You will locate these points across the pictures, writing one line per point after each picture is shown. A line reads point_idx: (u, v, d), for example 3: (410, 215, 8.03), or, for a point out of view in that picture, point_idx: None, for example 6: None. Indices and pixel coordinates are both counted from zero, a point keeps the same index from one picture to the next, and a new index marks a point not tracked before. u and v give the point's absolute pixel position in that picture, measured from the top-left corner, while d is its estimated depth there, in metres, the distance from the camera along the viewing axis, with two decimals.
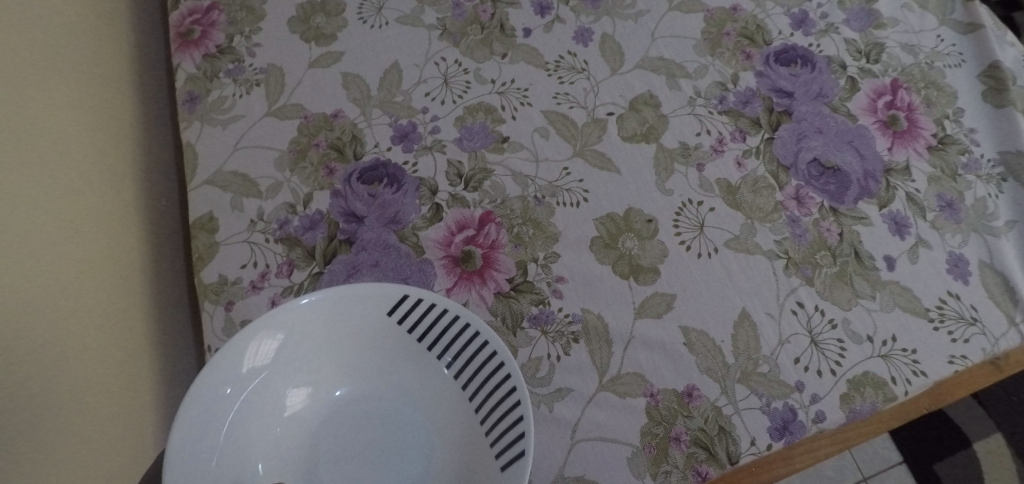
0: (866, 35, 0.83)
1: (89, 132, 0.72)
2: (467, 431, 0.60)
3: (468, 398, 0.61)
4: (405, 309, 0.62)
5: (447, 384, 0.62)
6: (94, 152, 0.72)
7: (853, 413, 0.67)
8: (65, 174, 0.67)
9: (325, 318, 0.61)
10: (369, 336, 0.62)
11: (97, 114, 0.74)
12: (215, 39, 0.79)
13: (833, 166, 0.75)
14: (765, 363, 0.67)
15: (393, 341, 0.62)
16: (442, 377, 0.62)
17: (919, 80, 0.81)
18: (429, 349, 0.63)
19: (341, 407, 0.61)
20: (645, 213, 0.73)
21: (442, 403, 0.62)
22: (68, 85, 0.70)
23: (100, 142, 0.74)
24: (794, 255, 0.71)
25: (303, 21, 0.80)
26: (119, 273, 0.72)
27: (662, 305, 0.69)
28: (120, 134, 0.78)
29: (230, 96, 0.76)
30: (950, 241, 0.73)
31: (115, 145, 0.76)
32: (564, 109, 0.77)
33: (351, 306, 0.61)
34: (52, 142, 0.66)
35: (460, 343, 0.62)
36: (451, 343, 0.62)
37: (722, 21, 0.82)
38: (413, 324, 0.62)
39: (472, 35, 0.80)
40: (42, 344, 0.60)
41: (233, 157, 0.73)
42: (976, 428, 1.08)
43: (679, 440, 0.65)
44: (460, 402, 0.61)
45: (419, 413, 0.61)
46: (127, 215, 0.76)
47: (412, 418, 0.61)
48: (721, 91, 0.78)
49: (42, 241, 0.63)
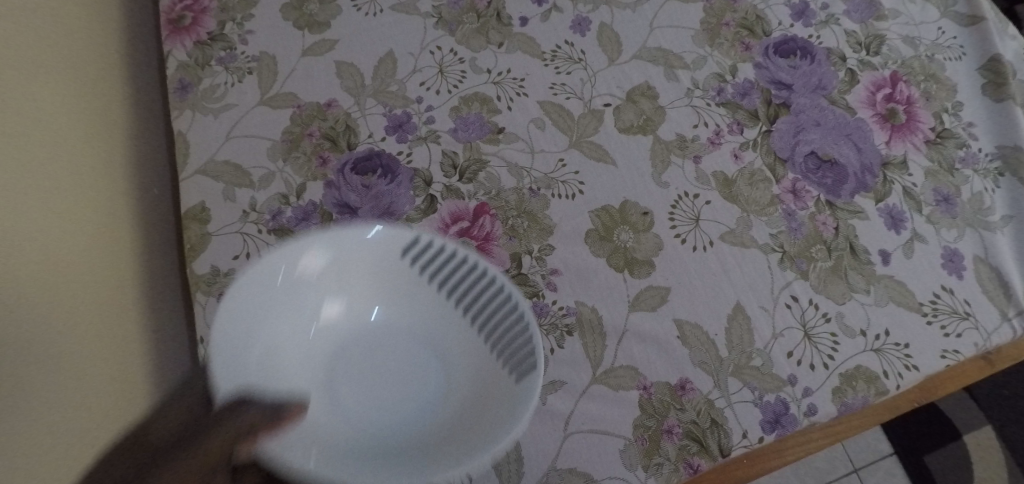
0: (866, 26, 0.82)
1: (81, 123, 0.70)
2: (483, 370, 0.56)
3: (481, 339, 0.58)
4: (417, 250, 0.58)
5: (458, 327, 0.58)
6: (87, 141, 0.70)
7: (845, 407, 0.67)
8: (61, 166, 0.66)
9: (336, 259, 0.56)
10: (378, 277, 0.58)
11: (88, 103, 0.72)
12: (206, 26, 0.78)
13: (830, 159, 0.75)
14: (757, 357, 0.68)
15: (403, 284, 0.59)
16: (453, 320, 0.58)
17: (918, 73, 0.80)
18: (439, 292, 0.59)
19: (349, 350, 0.57)
20: (640, 206, 0.72)
21: (454, 346, 0.58)
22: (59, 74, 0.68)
23: (93, 131, 0.72)
24: (789, 249, 0.71)
25: (297, 8, 0.79)
26: (119, 259, 0.70)
27: (656, 298, 0.69)
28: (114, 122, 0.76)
29: (222, 84, 0.75)
30: (946, 236, 0.73)
31: (109, 134, 0.74)
32: (561, 100, 0.76)
33: (369, 241, 0.57)
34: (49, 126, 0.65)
35: (472, 286, 0.58)
36: (461, 285, 0.59)
37: (721, 12, 0.81)
38: (424, 266, 0.59)
39: (468, 23, 0.79)
40: (46, 334, 0.59)
41: (225, 146, 0.73)
42: (966, 421, 1.09)
43: (671, 432, 0.65)
44: (482, 344, 0.57)
45: (430, 358, 0.57)
46: (126, 206, 0.74)
47: (435, 355, 0.58)
48: (719, 82, 0.78)
49: (44, 223, 0.61)
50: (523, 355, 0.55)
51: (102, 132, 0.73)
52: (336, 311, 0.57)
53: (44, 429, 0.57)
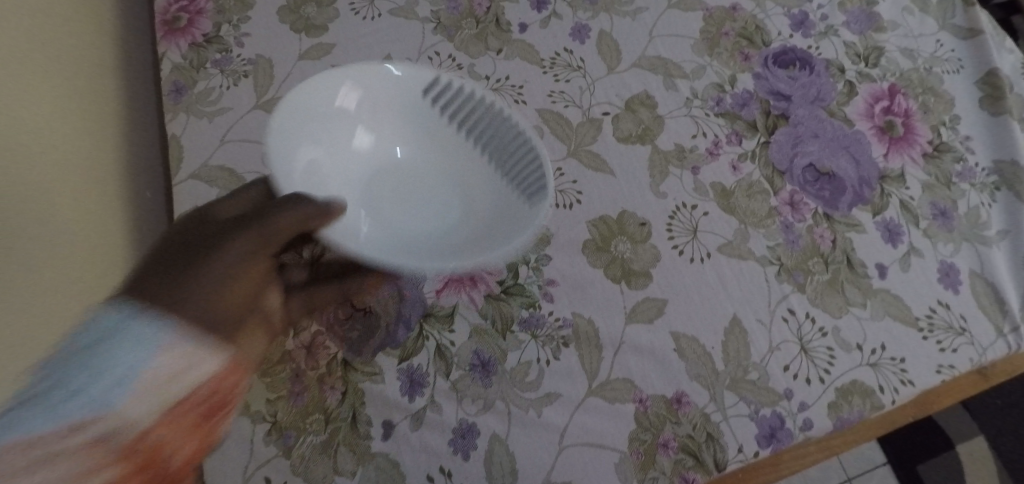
0: (865, 38, 0.82)
1: (71, 129, 0.68)
2: (494, 176, 0.68)
3: (489, 158, 0.69)
4: (437, 91, 0.68)
5: (468, 146, 0.69)
6: (77, 147, 0.68)
7: (841, 422, 0.67)
8: (51, 176, 0.64)
9: (370, 83, 0.67)
10: (405, 112, 0.69)
11: (79, 106, 0.70)
12: (202, 27, 0.77)
13: (828, 172, 0.75)
14: (754, 371, 0.67)
15: (425, 122, 0.69)
16: (464, 141, 0.69)
17: (916, 86, 0.80)
18: (455, 128, 0.69)
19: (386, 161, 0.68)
20: (638, 217, 0.72)
21: (467, 151, 0.69)
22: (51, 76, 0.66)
23: (84, 137, 0.70)
24: (787, 262, 0.71)
25: (294, 10, 0.78)
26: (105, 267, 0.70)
27: (653, 310, 0.69)
28: (106, 126, 0.74)
29: (217, 87, 0.74)
30: (942, 250, 0.73)
31: (99, 138, 0.72)
32: (559, 108, 0.75)
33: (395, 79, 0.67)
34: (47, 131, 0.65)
35: (478, 114, 0.68)
36: (470, 116, 0.69)
37: (721, 21, 0.81)
38: (442, 103, 0.68)
39: (466, 28, 0.78)
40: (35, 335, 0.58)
41: (220, 151, 0.72)
42: (959, 431, 1.09)
43: (667, 446, 0.65)
44: (491, 172, 0.68)
45: (450, 174, 0.69)
46: (113, 215, 0.72)
47: (455, 182, 0.69)
48: (718, 93, 0.77)
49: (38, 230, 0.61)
50: (534, 181, 0.65)
51: (92, 137, 0.71)
52: (367, 148, 0.67)
53: None
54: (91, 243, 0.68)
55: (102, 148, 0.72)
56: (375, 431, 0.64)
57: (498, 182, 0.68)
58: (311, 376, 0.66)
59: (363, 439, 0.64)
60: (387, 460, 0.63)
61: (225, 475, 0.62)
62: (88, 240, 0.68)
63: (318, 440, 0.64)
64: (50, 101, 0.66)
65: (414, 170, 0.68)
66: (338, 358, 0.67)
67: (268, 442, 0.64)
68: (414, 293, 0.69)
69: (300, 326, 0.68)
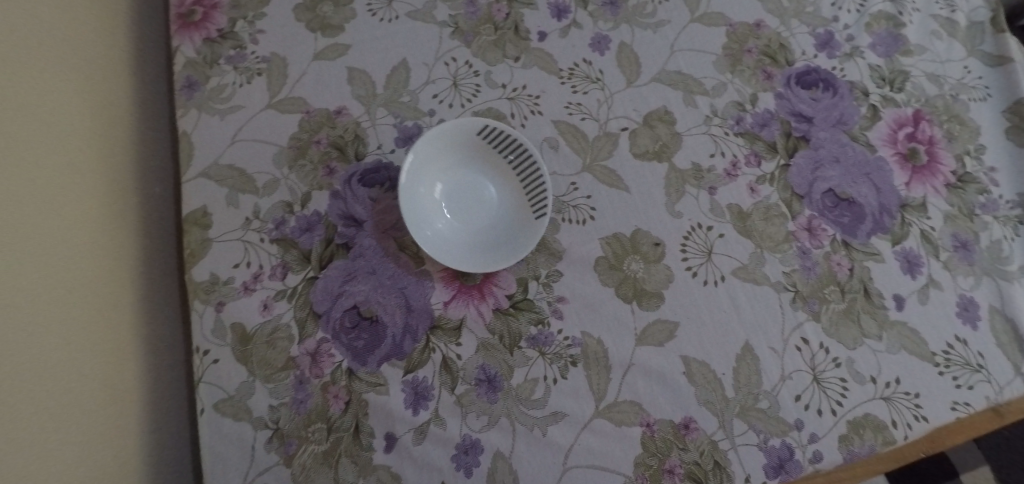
0: (891, 61, 0.80)
1: (71, 131, 0.68)
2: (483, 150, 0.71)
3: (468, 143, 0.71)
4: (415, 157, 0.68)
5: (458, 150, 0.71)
6: (77, 149, 0.68)
7: (851, 455, 0.65)
8: (50, 177, 0.64)
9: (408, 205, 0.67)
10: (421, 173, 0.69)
11: (82, 109, 0.70)
12: (217, 22, 0.75)
13: (848, 198, 0.73)
14: (764, 399, 0.66)
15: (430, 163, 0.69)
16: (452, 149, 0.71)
17: (942, 112, 0.78)
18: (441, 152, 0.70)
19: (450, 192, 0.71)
20: (652, 236, 0.70)
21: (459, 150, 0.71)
22: (49, 75, 0.66)
23: (86, 138, 0.69)
24: (802, 289, 0.69)
25: (309, 9, 0.76)
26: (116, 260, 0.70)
27: (664, 333, 0.67)
28: (117, 128, 0.74)
29: (230, 84, 0.73)
30: (962, 284, 0.72)
31: (106, 141, 0.72)
32: (576, 121, 0.74)
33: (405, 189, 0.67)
34: (55, 131, 0.65)
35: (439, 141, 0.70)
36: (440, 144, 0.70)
37: (744, 37, 0.79)
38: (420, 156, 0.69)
39: (485, 35, 0.76)
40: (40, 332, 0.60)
41: (231, 149, 0.70)
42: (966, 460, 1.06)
43: (673, 472, 0.64)
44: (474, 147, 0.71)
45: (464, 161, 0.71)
46: (124, 217, 0.72)
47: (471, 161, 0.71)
48: (739, 111, 0.75)
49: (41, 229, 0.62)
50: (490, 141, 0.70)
51: (96, 139, 0.71)
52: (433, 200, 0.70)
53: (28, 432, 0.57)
54: (96, 247, 0.68)
55: (110, 150, 0.72)
56: (377, 443, 0.63)
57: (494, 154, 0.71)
58: (315, 384, 0.64)
59: (365, 451, 0.63)
60: (389, 474, 0.62)
61: (227, 479, 0.62)
62: (91, 244, 0.67)
63: (321, 449, 0.63)
64: (48, 102, 0.65)
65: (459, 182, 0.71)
66: (342, 367, 0.64)
67: (270, 450, 0.63)
68: (422, 304, 0.66)
69: (304, 332, 0.65)
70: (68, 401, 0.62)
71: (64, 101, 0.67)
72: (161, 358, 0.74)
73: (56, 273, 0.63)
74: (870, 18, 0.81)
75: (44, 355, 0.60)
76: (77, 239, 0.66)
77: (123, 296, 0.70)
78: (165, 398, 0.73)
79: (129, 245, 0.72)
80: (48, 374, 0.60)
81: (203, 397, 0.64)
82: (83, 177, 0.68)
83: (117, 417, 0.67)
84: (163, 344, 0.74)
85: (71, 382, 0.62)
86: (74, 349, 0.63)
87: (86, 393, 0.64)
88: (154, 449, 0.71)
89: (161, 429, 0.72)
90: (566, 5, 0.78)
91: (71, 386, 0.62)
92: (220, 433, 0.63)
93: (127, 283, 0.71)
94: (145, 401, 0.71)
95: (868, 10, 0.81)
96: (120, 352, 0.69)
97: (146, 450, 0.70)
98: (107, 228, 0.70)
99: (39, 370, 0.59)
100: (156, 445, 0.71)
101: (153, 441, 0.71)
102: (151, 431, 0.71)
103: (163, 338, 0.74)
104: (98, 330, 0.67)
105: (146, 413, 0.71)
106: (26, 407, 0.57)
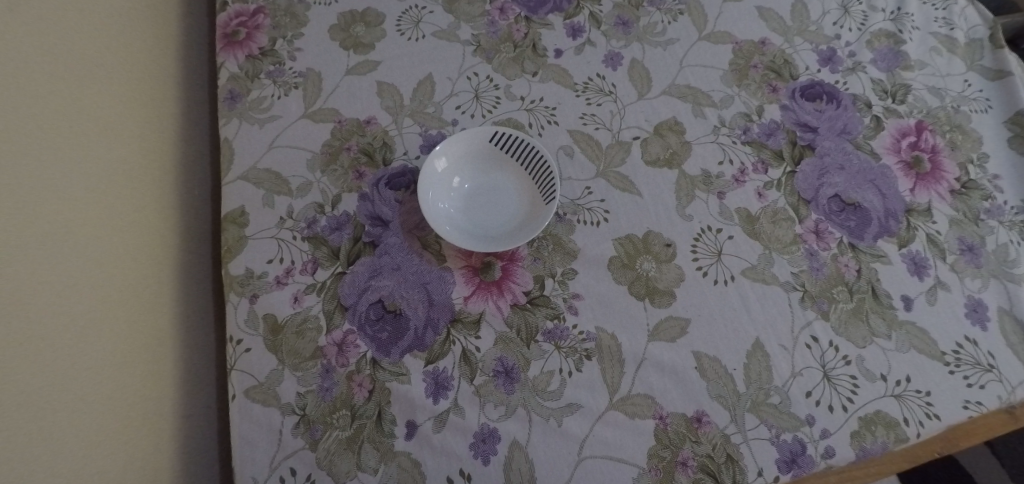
0: (892, 75, 0.83)
1: (110, 145, 0.74)
2: (489, 154, 0.76)
3: (474, 148, 0.75)
4: (429, 175, 0.73)
5: (463, 158, 0.75)
6: (123, 156, 0.75)
7: (864, 452, 0.66)
8: (103, 178, 0.72)
9: (430, 211, 0.71)
10: (438, 187, 0.73)
11: (124, 124, 0.76)
12: (258, 41, 0.82)
13: (854, 203, 0.75)
14: (776, 395, 0.67)
15: (442, 177, 0.74)
16: (460, 161, 0.75)
17: (944, 123, 0.81)
18: (449, 164, 0.75)
19: (467, 196, 0.74)
20: (663, 237, 0.73)
21: (465, 158, 0.75)
22: (89, 93, 0.72)
23: (129, 150, 0.76)
24: (811, 289, 0.72)
25: (344, 29, 0.82)
26: (159, 253, 0.77)
27: (676, 329, 0.69)
28: (158, 141, 0.81)
29: (269, 96, 0.79)
30: (970, 286, 0.73)
31: (149, 153, 0.79)
32: (590, 130, 0.78)
33: (426, 200, 0.71)
34: (106, 138, 0.73)
35: (446, 157, 0.74)
36: (447, 158, 0.74)
37: (750, 54, 0.83)
38: (433, 171, 0.73)
39: (505, 52, 0.82)
40: (90, 314, 0.67)
41: (268, 155, 0.76)
42: None
43: (686, 465, 0.65)
44: (478, 151, 0.75)
45: (473, 167, 0.76)
46: (163, 223, 0.78)
47: (476, 166, 0.76)
48: (745, 122, 0.79)
49: (93, 225, 0.69)
50: (492, 141, 0.75)
51: (139, 148, 0.78)
52: (449, 205, 0.74)
53: (73, 404, 0.63)
54: (130, 250, 0.73)
55: (152, 162, 0.79)
56: (398, 430, 0.66)
57: (498, 156, 0.76)
58: (340, 372, 0.67)
59: (387, 438, 0.65)
60: (409, 460, 0.65)
61: (255, 462, 0.65)
62: (131, 244, 0.73)
63: (344, 435, 0.65)
64: (91, 114, 0.72)
65: (473, 187, 0.75)
66: (367, 357, 0.68)
67: (297, 435, 0.66)
68: (444, 298, 0.70)
69: (331, 323, 0.69)
70: (100, 396, 0.66)
71: (102, 116, 0.73)
72: (195, 350, 0.79)
73: (88, 274, 0.67)
74: (871, 35, 0.85)
75: (72, 349, 0.64)
76: (113, 244, 0.71)
77: (162, 293, 0.76)
78: (196, 395, 0.78)
79: (167, 248, 0.78)
80: (81, 369, 0.65)
81: (234, 384, 0.68)
82: (125, 183, 0.74)
83: (152, 404, 0.72)
84: (196, 339, 0.79)
85: (104, 377, 0.67)
86: (113, 337, 0.69)
87: (117, 388, 0.68)
88: (184, 442, 0.75)
89: (193, 424, 0.76)
90: (581, 25, 0.84)
91: (100, 381, 0.66)
92: (250, 418, 0.66)
93: (163, 283, 0.76)
94: (177, 393, 0.75)
95: (869, 28, 0.85)
96: (156, 348, 0.73)
97: (176, 441, 0.74)
98: (142, 232, 0.75)
99: (65, 364, 0.63)
100: (187, 437, 0.75)
101: (184, 434, 0.75)
102: (183, 420, 0.75)
103: (196, 332, 0.79)
104: (142, 317, 0.73)
105: (178, 409, 0.75)
106: (66, 389, 0.63)
